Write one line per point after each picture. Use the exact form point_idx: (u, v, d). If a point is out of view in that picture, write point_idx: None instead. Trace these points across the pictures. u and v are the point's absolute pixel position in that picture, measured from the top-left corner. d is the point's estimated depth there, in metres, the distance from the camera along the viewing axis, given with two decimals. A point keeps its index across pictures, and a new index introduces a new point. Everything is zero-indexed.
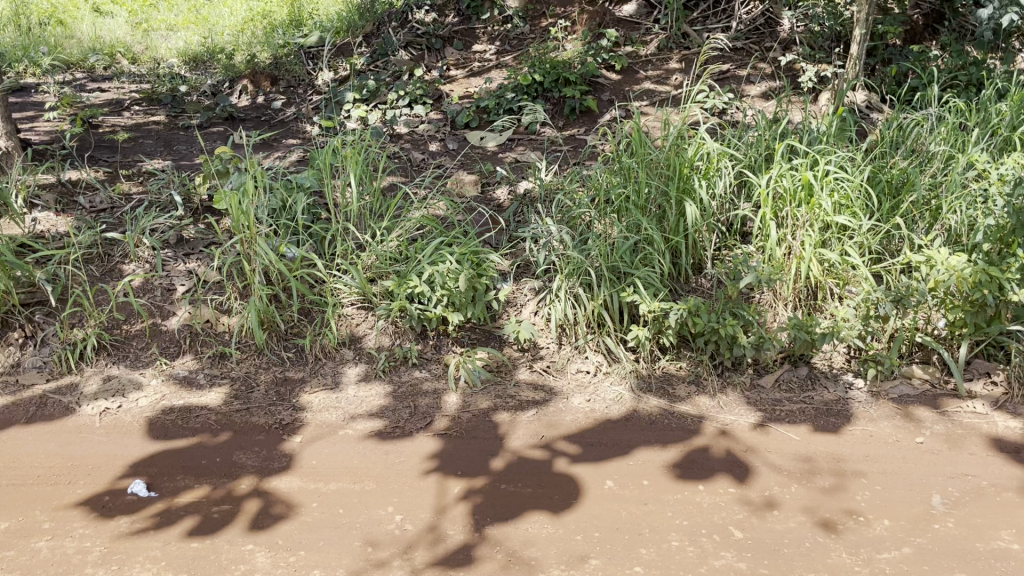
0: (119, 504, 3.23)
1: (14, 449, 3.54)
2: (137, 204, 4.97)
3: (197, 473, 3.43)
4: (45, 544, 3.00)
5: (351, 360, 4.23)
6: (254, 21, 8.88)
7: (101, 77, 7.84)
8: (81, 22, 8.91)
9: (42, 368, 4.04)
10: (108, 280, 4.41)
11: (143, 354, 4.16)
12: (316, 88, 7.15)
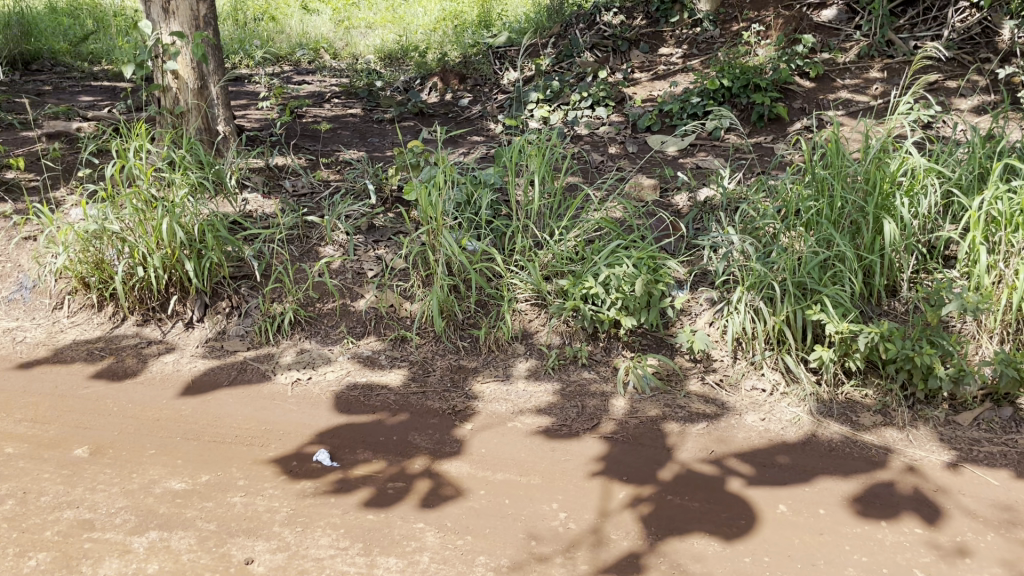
0: (304, 470, 3.44)
1: (216, 410, 3.85)
2: (334, 191, 5.29)
3: (375, 448, 3.61)
4: (239, 499, 3.25)
5: (523, 355, 4.30)
6: (446, 20, 9.22)
7: (305, 71, 8.40)
8: (290, 19, 9.57)
9: (244, 337, 4.36)
10: (305, 261, 4.72)
11: (332, 331, 4.43)
12: (501, 87, 7.31)
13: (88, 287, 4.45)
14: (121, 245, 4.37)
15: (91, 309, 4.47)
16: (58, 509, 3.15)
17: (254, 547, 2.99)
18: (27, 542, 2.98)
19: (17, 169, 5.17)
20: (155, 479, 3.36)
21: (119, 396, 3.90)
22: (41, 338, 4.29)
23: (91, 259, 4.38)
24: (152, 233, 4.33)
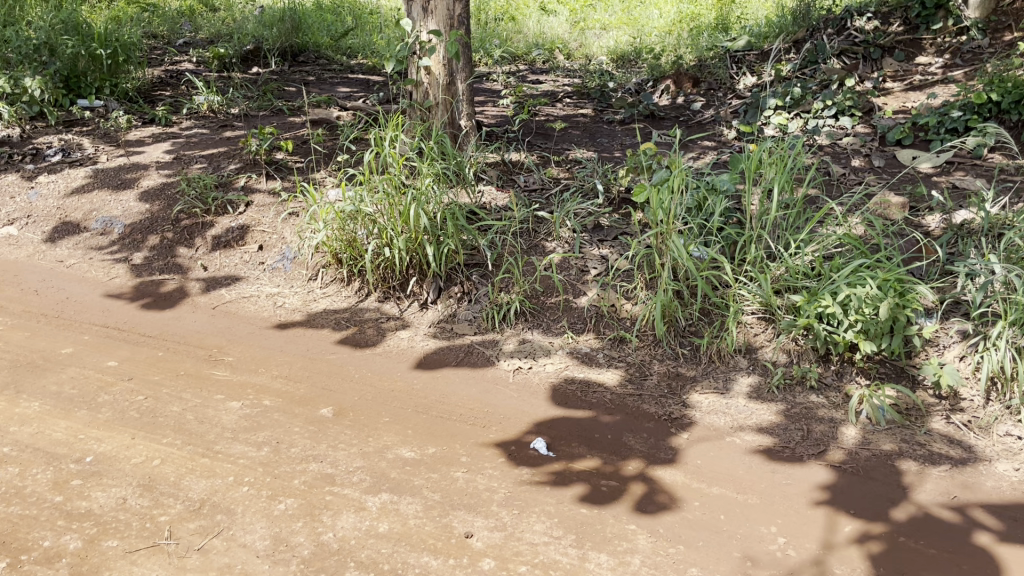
0: (523, 456, 3.56)
1: (443, 388, 4.06)
2: (564, 188, 5.40)
3: (590, 444, 3.64)
4: (462, 475, 3.42)
5: (745, 369, 4.16)
6: (682, 23, 9.11)
7: (539, 70, 8.62)
8: (529, 19, 9.82)
9: (472, 322, 4.57)
10: (533, 255, 4.86)
11: (554, 325, 4.52)
12: (737, 93, 7.12)
13: (340, 263, 4.85)
14: (371, 226, 4.73)
15: (340, 282, 4.86)
16: (305, 461, 3.47)
17: (474, 523, 3.14)
18: (279, 487, 3.31)
19: (287, 151, 5.73)
20: (388, 445, 3.61)
21: (359, 365, 4.23)
22: (297, 304, 4.72)
23: (345, 237, 4.76)
24: (400, 217, 4.65)
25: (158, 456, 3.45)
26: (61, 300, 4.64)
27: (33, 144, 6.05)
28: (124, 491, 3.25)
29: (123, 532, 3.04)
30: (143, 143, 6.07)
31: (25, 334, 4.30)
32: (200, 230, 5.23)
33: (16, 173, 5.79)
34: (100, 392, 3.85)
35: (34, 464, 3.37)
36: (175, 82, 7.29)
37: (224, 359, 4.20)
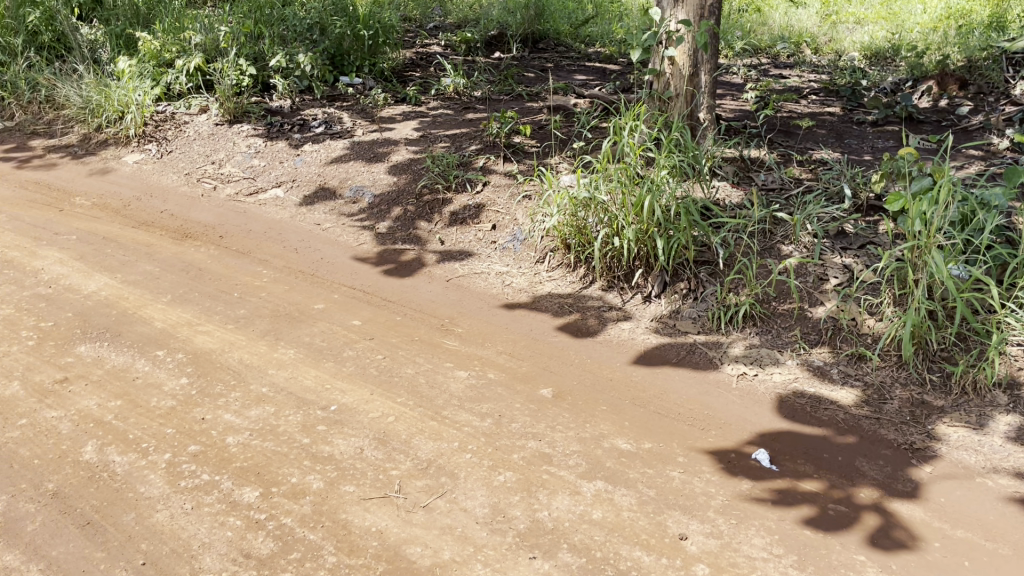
0: (744, 466, 3.42)
1: (664, 384, 4.00)
2: (806, 190, 5.12)
3: (818, 464, 3.45)
4: (679, 475, 3.35)
5: (1004, 406, 3.75)
6: (950, 19, 8.33)
7: (783, 65, 8.23)
8: (775, 10, 9.36)
9: (697, 320, 4.45)
10: (768, 257, 4.65)
11: (785, 333, 4.30)
12: (1012, 98, 6.40)
13: (567, 248, 4.91)
14: (603, 214, 4.74)
15: (566, 268, 4.91)
16: (524, 437, 3.56)
17: (689, 525, 3.07)
18: (499, 459, 3.42)
19: (525, 135, 5.87)
20: (605, 433, 3.61)
21: (579, 350, 4.26)
22: (523, 285, 4.84)
23: (576, 224, 4.81)
24: (633, 207, 4.62)
25: (392, 414, 3.68)
26: (316, 260, 5.07)
27: (301, 116, 6.60)
28: (361, 442, 3.50)
29: (358, 480, 3.28)
30: (394, 120, 6.49)
31: (284, 287, 4.74)
32: (440, 206, 5.52)
33: (285, 140, 6.33)
34: (345, 347, 4.18)
35: (287, 406, 3.71)
36: (425, 64, 7.71)
37: (454, 330, 4.40)
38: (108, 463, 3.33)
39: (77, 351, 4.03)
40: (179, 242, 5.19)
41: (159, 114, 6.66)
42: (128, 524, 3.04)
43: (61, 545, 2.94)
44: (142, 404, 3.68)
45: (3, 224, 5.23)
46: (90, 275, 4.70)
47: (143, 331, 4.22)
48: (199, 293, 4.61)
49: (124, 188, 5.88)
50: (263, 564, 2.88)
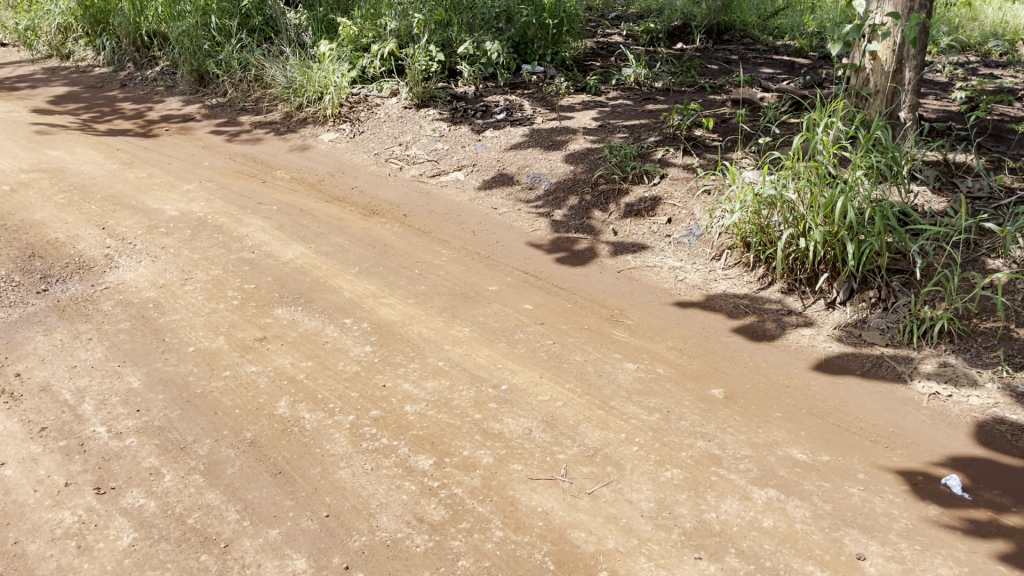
0: (931, 490, 3.21)
1: (845, 395, 3.81)
2: (1020, 200, 4.70)
3: (1019, 497, 3.17)
4: (857, 492, 3.19)
5: None
6: None
7: (995, 64, 7.57)
8: (989, 5, 8.63)
9: (885, 332, 4.21)
10: (971, 270, 4.32)
11: (985, 353, 3.99)
12: None
13: (747, 247, 4.77)
14: (790, 214, 4.57)
15: (744, 267, 4.77)
16: (693, 436, 3.50)
17: (868, 546, 2.92)
18: (667, 455, 3.38)
19: (707, 128, 5.79)
20: (779, 441, 3.49)
21: (754, 353, 4.14)
22: (697, 282, 4.75)
23: (758, 222, 4.66)
24: (823, 208, 4.43)
25: (560, 399, 3.72)
26: (492, 243, 5.20)
27: (484, 102, 6.78)
28: (530, 423, 3.57)
29: (526, 459, 3.35)
30: (574, 110, 6.52)
31: (461, 267, 4.89)
32: (615, 196, 5.51)
33: (468, 125, 6.52)
34: (517, 330, 4.26)
35: (461, 381, 3.84)
36: (606, 54, 7.70)
37: (624, 322, 4.38)
38: (298, 419, 3.58)
39: (275, 313, 4.35)
40: (366, 218, 5.47)
41: (354, 96, 7.04)
42: (315, 478, 3.26)
43: (255, 490, 3.19)
44: (330, 367, 3.93)
45: (215, 192, 5.71)
46: (288, 244, 5.05)
47: (332, 299, 4.49)
48: (383, 267, 4.85)
49: (319, 165, 6.26)
50: (435, 530, 3.00)
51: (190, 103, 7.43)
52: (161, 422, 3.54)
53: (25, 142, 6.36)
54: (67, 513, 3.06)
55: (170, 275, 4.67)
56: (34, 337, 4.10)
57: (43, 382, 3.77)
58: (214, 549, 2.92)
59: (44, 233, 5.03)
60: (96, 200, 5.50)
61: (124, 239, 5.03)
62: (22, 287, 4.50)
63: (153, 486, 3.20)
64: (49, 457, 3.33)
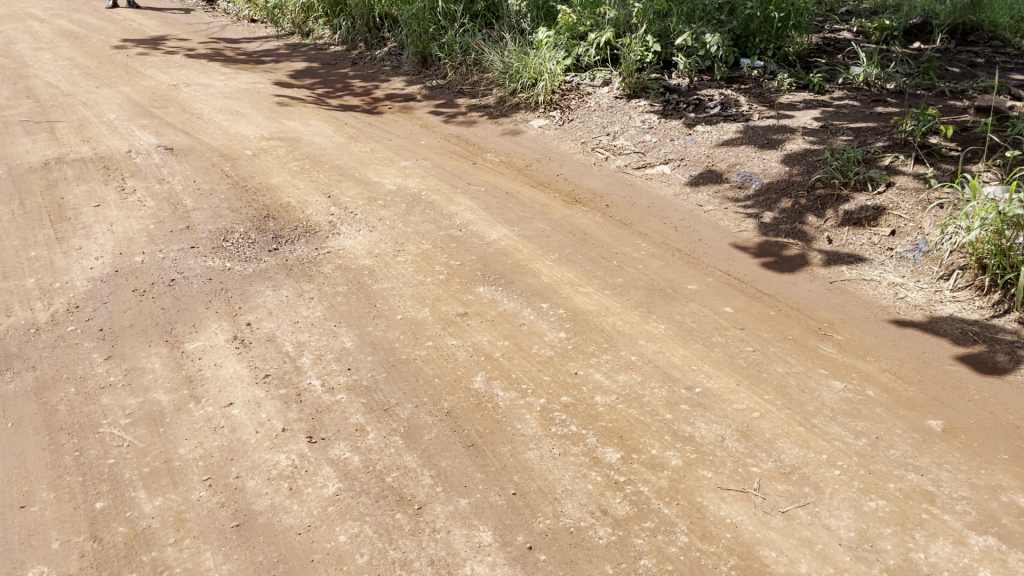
0: None
1: None
2: None
3: None
4: None
5: None
6: None
7: None
8: None
9: None
10: None
11: None
12: None
13: (982, 269, 4.36)
14: None
15: (977, 290, 4.35)
16: (903, 467, 3.24)
17: None
18: (872, 484, 3.16)
19: (944, 136, 5.33)
20: (1003, 486, 3.16)
21: (982, 386, 3.76)
22: (920, 301, 4.39)
23: (999, 243, 4.27)
24: None
25: (757, 410, 3.57)
26: (695, 241, 5.07)
27: (698, 96, 6.63)
28: (724, 430, 3.45)
29: (717, 467, 3.24)
30: (794, 108, 6.22)
31: (660, 263, 4.81)
32: (833, 202, 5.20)
33: (679, 118, 6.39)
34: (715, 332, 4.13)
35: (653, 378, 3.78)
36: (833, 50, 7.27)
37: (832, 336, 4.13)
38: (492, 395, 3.68)
39: (477, 291, 4.49)
40: (569, 205, 5.51)
41: (566, 84, 7.11)
42: (504, 455, 3.34)
43: (449, 458, 3.32)
44: (525, 349, 4.00)
45: (429, 170, 5.98)
46: (493, 224, 5.19)
47: (531, 283, 4.56)
48: (583, 255, 4.86)
49: (528, 150, 6.38)
50: (619, 524, 2.98)
51: (412, 84, 7.80)
52: (368, 382, 3.77)
53: (267, 112, 6.96)
54: (282, 456, 3.34)
55: (384, 245, 4.94)
56: (264, 291, 4.48)
57: (269, 333, 4.12)
58: (408, 509, 3.07)
59: (278, 197, 5.49)
60: (324, 169, 5.92)
61: (346, 208, 5.38)
62: (257, 244, 4.94)
63: (358, 442, 3.41)
64: (271, 402, 3.64)
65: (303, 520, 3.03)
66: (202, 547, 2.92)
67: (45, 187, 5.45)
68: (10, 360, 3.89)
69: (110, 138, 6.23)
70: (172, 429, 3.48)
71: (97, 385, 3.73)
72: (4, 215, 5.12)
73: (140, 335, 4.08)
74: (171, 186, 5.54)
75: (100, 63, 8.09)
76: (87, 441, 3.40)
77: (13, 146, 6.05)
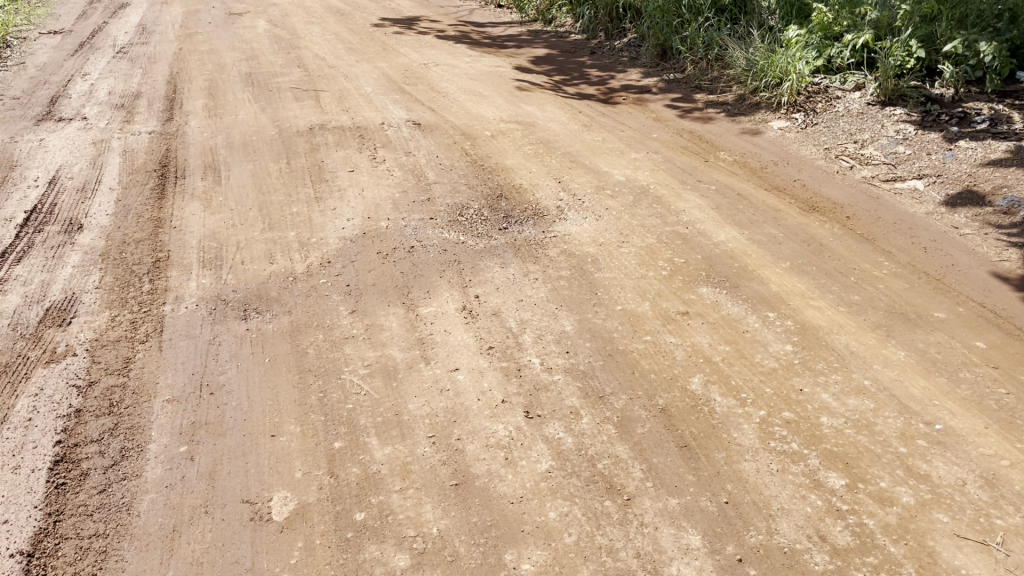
0: None
1: None
2: None
3: None
4: None
5: None
6: None
7: None
8: None
9: None
10: None
11: None
12: None
13: None
14: None
15: None
16: None
17: None
18: None
19: None
20: None
21: None
22: None
23: None
24: None
25: (1007, 458, 3.25)
26: (946, 265, 4.68)
27: (963, 108, 6.15)
28: (966, 474, 3.17)
29: (954, 512, 2.99)
30: None
31: (903, 284, 4.49)
32: None
33: (939, 131, 5.96)
34: (962, 367, 3.80)
35: (887, 407, 3.54)
36: None
37: None
38: (710, 400, 3.61)
39: (700, 291, 4.41)
40: (806, 213, 5.26)
41: (814, 86, 6.83)
42: (718, 461, 3.27)
43: (661, 455, 3.30)
44: (748, 357, 3.89)
45: (660, 163, 5.93)
46: (722, 225, 5.07)
47: (759, 290, 4.42)
48: (817, 267, 4.63)
49: (765, 151, 6.16)
50: (838, 554, 2.84)
51: (649, 76, 7.76)
52: (585, 367, 3.83)
53: (506, 95, 7.22)
54: (501, 426, 3.47)
55: (610, 235, 4.97)
56: (493, 267, 4.67)
57: (495, 307, 4.29)
58: (617, 499, 3.10)
59: (511, 178, 5.68)
60: (556, 155, 6.05)
61: (575, 195, 5.47)
62: (489, 221, 5.15)
63: (572, 424, 3.48)
64: (493, 372, 3.80)
65: (517, 490, 3.14)
66: (423, 500, 3.11)
67: (309, 150, 5.99)
68: (270, 303, 4.33)
69: (366, 110, 6.73)
70: (403, 385, 3.73)
71: (342, 335, 4.06)
72: (273, 172, 5.69)
73: (380, 294, 4.39)
74: (416, 159, 5.90)
75: (361, 40, 8.73)
76: (330, 385, 3.73)
77: (284, 111, 6.69)
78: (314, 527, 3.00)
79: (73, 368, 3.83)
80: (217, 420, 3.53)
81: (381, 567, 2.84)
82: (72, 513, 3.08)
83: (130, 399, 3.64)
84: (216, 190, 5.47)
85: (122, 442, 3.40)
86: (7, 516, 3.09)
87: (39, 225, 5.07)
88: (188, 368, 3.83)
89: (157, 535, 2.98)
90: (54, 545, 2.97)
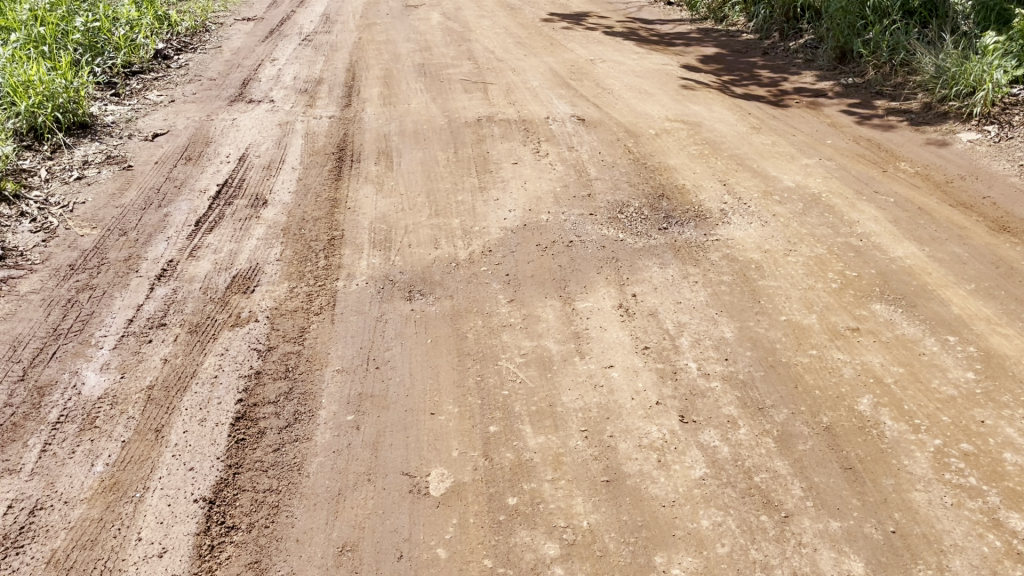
0: None
1: None
2: None
3: None
4: None
5: None
6: None
7: None
8: None
9: None
10: None
11: None
12: None
13: None
14: None
15: None
16: None
17: None
18: None
19: None
20: None
21: None
22: None
23: None
24: None
25: None
26: None
27: None
28: None
29: None
30: None
31: None
32: None
33: None
34: None
35: None
36: None
37: None
38: (879, 422, 3.43)
39: (872, 308, 4.20)
40: (995, 233, 4.89)
41: (1011, 97, 6.34)
42: (886, 488, 3.10)
43: (823, 475, 3.17)
44: (923, 381, 3.67)
45: (833, 171, 5.68)
46: (899, 240, 4.80)
47: (938, 311, 4.15)
48: (1005, 292, 4.30)
49: (951, 164, 5.77)
50: None
51: (824, 79, 7.44)
52: (745, 376, 3.73)
53: (673, 93, 7.12)
54: (655, 427, 3.45)
55: (776, 242, 4.82)
56: (652, 267, 4.63)
57: (652, 307, 4.26)
58: (774, 514, 3.01)
59: (675, 178, 5.60)
60: (723, 157, 5.91)
61: (740, 199, 5.33)
62: (650, 221, 5.11)
63: (729, 433, 3.40)
64: (648, 373, 3.78)
65: (669, 494, 3.11)
66: (575, 492, 3.14)
67: (476, 141, 6.15)
68: (433, 286, 4.48)
69: (533, 103, 6.83)
70: (558, 377, 3.77)
71: (501, 323, 4.16)
72: (441, 160, 5.88)
73: (539, 286, 4.46)
74: (579, 154, 5.94)
75: (530, 34, 8.85)
76: (488, 370, 3.83)
77: (453, 101, 6.90)
78: (469, 506, 3.10)
79: (255, 333, 4.13)
80: (381, 393, 3.70)
81: (532, 553, 2.90)
82: (250, 467, 3.32)
83: (304, 366, 3.88)
84: (388, 175, 5.72)
85: (296, 406, 3.64)
86: (193, 463, 3.36)
87: (230, 198, 5.47)
88: (357, 342, 4.04)
89: (324, 497, 3.17)
90: (233, 494, 3.21)
